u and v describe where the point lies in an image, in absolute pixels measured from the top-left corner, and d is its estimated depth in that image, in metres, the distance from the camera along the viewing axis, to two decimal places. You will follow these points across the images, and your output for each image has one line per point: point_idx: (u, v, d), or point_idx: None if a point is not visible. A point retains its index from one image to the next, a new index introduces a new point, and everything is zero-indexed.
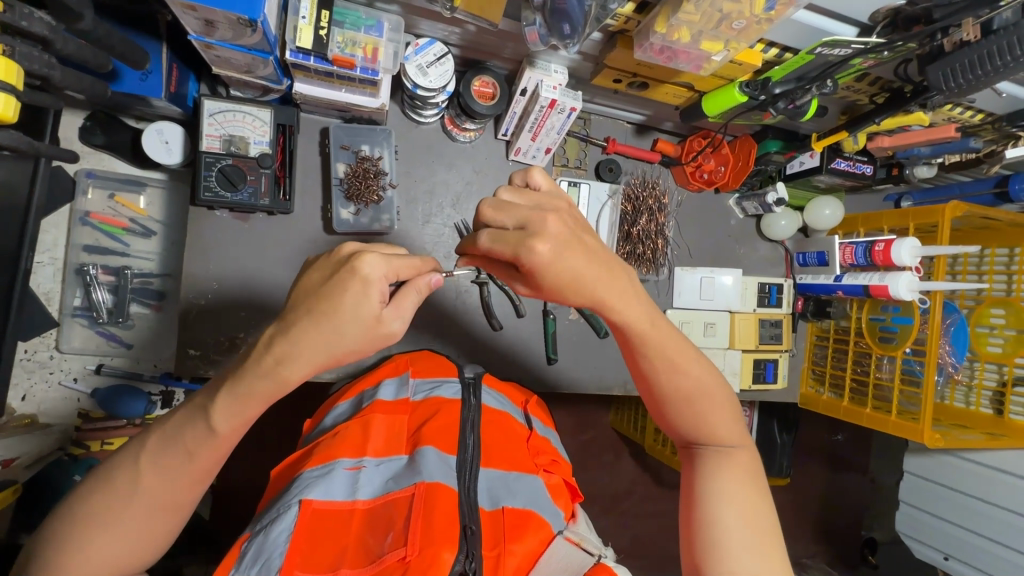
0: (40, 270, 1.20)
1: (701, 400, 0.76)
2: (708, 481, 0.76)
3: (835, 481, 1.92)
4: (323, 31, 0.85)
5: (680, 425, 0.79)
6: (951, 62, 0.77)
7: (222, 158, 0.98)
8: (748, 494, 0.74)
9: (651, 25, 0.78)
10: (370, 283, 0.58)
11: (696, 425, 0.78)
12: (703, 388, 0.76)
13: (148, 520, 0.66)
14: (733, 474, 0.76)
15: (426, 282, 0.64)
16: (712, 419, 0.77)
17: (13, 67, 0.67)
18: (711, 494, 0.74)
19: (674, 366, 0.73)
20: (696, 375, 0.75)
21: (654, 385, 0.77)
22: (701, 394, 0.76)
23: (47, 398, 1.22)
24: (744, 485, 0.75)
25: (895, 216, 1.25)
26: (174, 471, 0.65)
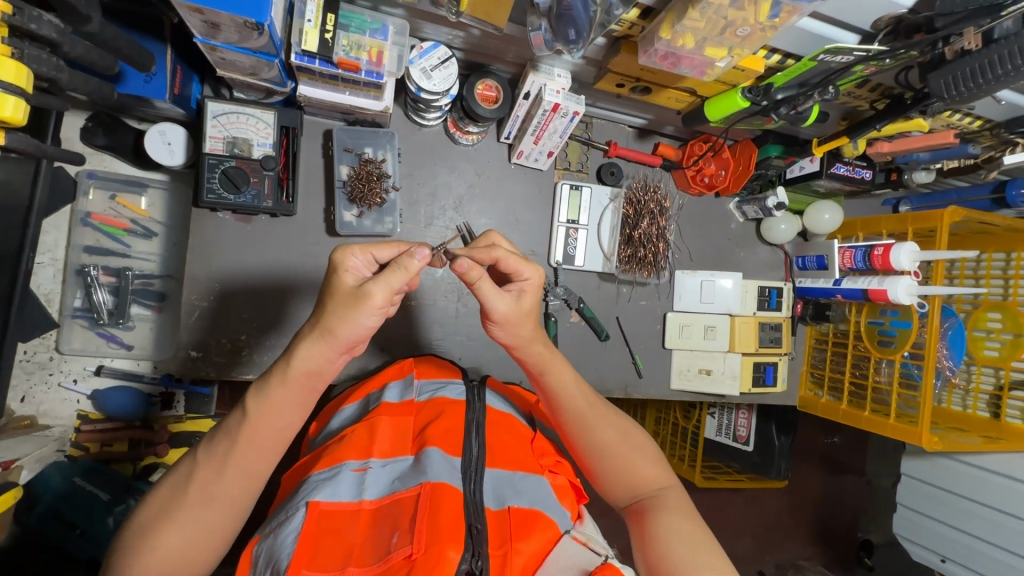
0: (41, 271, 1.21)
1: (620, 445, 0.83)
2: (651, 522, 0.75)
3: (832, 483, 1.93)
4: (328, 34, 0.85)
5: (610, 477, 0.83)
6: (952, 70, 0.78)
7: (225, 160, 0.98)
8: (691, 527, 0.74)
9: (656, 31, 0.78)
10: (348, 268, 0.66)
11: (625, 472, 0.82)
12: (618, 434, 0.84)
13: (192, 527, 0.68)
14: (673, 512, 0.77)
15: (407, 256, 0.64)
16: (636, 462, 0.83)
17: (23, 70, 0.67)
18: (658, 533, 0.74)
19: (586, 412, 0.84)
20: (608, 422, 0.85)
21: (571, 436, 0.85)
22: (618, 439, 0.84)
23: (47, 400, 1.22)
24: (686, 519, 0.75)
25: (893, 221, 1.27)
26: (213, 470, 0.69)
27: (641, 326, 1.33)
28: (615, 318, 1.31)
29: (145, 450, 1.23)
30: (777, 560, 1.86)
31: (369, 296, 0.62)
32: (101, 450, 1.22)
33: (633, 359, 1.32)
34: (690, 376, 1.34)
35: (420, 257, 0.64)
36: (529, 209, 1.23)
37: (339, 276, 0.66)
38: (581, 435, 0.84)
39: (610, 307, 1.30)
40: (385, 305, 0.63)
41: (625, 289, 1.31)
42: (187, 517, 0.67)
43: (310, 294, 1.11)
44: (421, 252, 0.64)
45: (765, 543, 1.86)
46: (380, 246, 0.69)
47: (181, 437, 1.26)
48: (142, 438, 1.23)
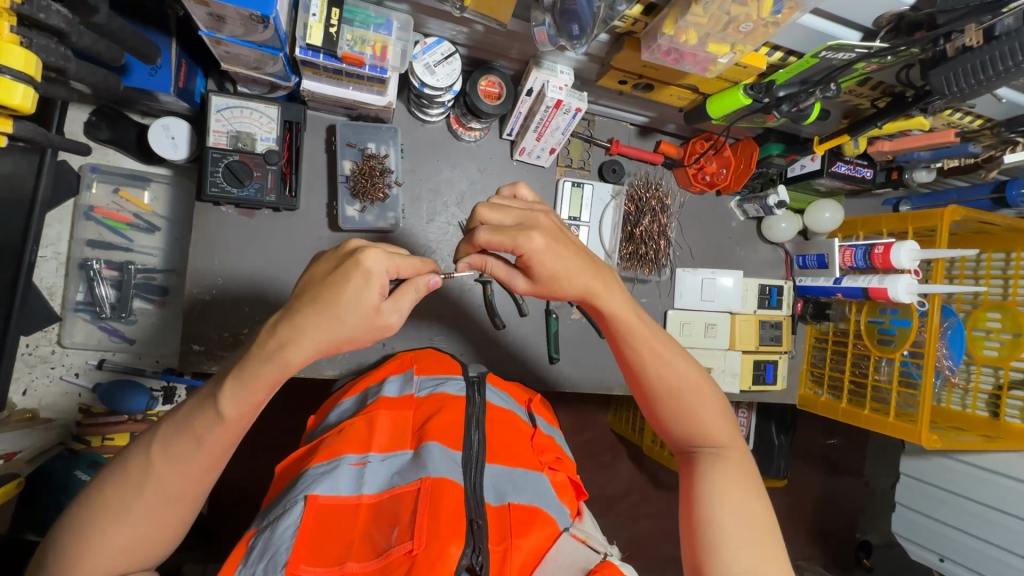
0: (43, 265, 1.20)
1: (689, 398, 0.79)
2: (702, 480, 0.76)
3: (831, 483, 1.93)
4: (333, 29, 0.85)
5: (671, 426, 0.81)
6: (953, 68, 0.79)
7: (229, 154, 0.99)
8: (743, 491, 0.74)
9: (659, 28, 0.79)
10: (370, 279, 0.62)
11: (689, 424, 0.80)
12: (691, 387, 0.80)
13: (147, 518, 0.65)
14: (728, 473, 0.76)
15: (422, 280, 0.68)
16: (700, 417, 0.79)
17: (32, 59, 0.67)
18: (707, 492, 0.74)
19: (659, 362, 0.79)
20: (683, 373, 0.79)
21: (642, 381, 0.81)
22: (689, 391, 0.79)
23: (48, 393, 1.21)
24: (740, 483, 0.75)
25: (893, 220, 1.27)
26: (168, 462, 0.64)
27: None
28: None
29: None
30: None
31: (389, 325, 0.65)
32: (102, 445, 1.19)
33: None
34: None
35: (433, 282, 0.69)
36: None
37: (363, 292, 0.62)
38: (649, 383, 0.80)
39: None
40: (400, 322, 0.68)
41: (626, 286, 1.31)
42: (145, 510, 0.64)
43: None
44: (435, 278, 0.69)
45: None
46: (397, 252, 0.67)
47: None
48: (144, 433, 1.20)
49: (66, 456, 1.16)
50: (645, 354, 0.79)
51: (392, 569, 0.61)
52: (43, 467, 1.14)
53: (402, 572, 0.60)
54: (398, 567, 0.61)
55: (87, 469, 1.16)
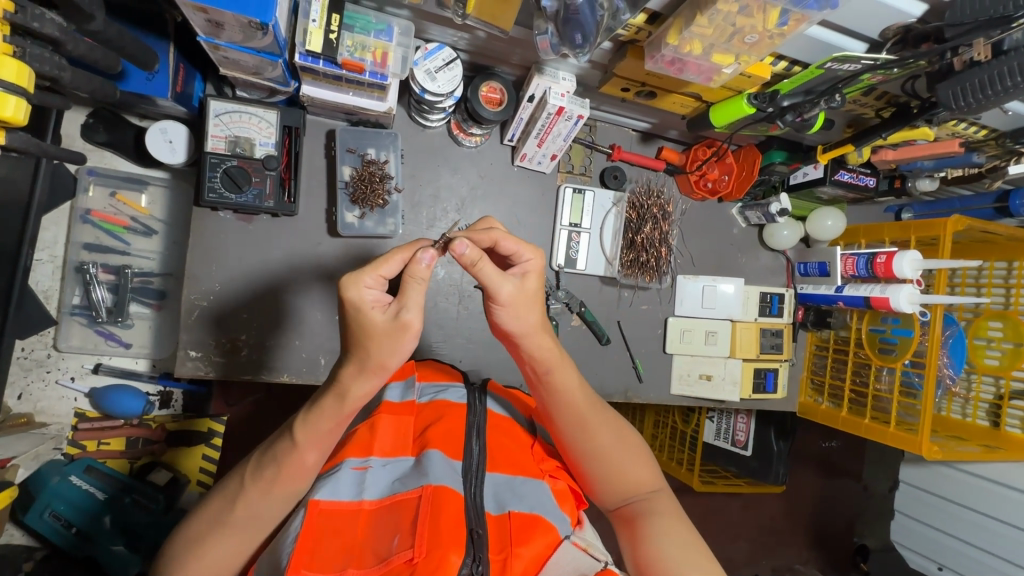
0: (39, 268, 1.19)
1: (616, 455, 0.81)
2: (642, 528, 0.77)
3: (830, 489, 1.93)
4: (333, 35, 0.84)
5: (602, 483, 0.81)
6: (960, 82, 0.78)
7: (227, 159, 0.97)
8: (680, 531, 0.77)
9: (663, 37, 0.78)
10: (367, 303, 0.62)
11: (617, 478, 0.81)
12: (616, 443, 0.81)
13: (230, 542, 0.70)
14: (662, 516, 0.78)
15: (415, 264, 0.62)
16: (628, 469, 0.81)
17: (25, 70, 0.66)
18: (651, 538, 0.76)
19: (589, 420, 0.80)
20: (607, 429, 0.81)
21: (569, 444, 0.81)
22: (614, 447, 0.81)
23: (44, 397, 1.21)
24: (675, 522, 0.78)
25: (896, 229, 1.26)
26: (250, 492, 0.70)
27: (642, 330, 1.33)
28: (616, 322, 1.31)
29: (141, 449, 1.21)
30: (773, 564, 1.86)
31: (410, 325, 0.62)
32: (97, 450, 1.20)
33: (633, 364, 1.31)
34: (691, 381, 1.33)
35: (427, 260, 0.62)
36: (532, 212, 1.23)
37: (365, 314, 0.62)
38: (581, 442, 0.80)
39: (612, 311, 1.30)
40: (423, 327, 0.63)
41: (626, 293, 1.31)
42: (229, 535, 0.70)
43: (311, 295, 1.10)
44: (427, 254, 0.62)
45: (761, 547, 1.87)
46: (385, 263, 0.63)
47: (177, 436, 1.24)
48: (139, 437, 1.22)
49: (61, 460, 1.17)
50: (574, 413, 0.80)
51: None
52: (39, 473, 1.14)
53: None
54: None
55: (82, 474, 1.15)
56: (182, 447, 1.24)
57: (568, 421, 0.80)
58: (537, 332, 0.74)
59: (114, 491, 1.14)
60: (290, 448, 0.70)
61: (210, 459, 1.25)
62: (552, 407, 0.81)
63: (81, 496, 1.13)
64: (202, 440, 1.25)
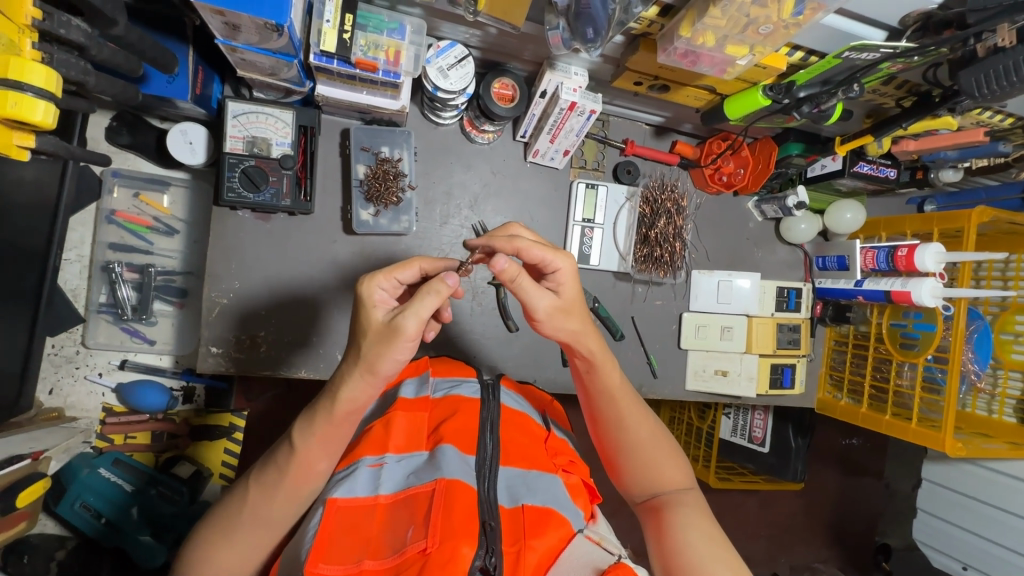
0: (67, 267, 1.23)
1: (650, 445, 0.82)
2: (668, 519, 0.77)
3: (851, 485, 1.90)
4: (347, 34, 0.85)
5: (633, 473, 0.83)
6: (981, 70, 0.76)
7: (245, 159, 1.00)
8: (706, 526, 0.76)
9: (676, 30, 0.77)
10: (374, 302, 0.68)
11: (647, 468, 0.82)
12: (651, 437, 0.83)
13: (242, 546, 0.72)
14: (689, 511, 0.78)
15: (437, 280, 0.64)
16: (659, 463, 0.82)
17: (53, 76, 0.68)
18: (677, 527, 0.76)
19: (624, 408, 0.83)
20: (643, 421, 0.83)
21: (604, 433, 0.84)
22: (648, 438, 0.83)
23: (73, 392, 1.25)
24: (702, 518, 0.77)
25: (918, 221, 1.23)
26: (259, 498, 0.72)
27: (656, 327, 1.32)
28: (630, 317, 1.30)
29: (166, 443, 1.25)
30: (791, 562, 1.85)
31: (401, 330, 0.63)
32: (125, 443, 1.24)
33: (647, 360, 1.31)
34: (705, 377, 1.33)
35: (452, 281, 0.65)
36: (545, 207, 1.23)
37: (369, 312, 0.67)
38: (617, 432, 0.83)
39: (625, 307, 1.30)
40: (417, 335, 0.64)
41: (641, 288, 1.30)
42: (244, 538, 0.72)
43: (326, 292, 1.12)
44: (452, 275, 0.65)
45: (779, 544, 1.85)
46: (400, 269, 0.71)
47: (201, 429, 1.27)
48: (166, 431, 1.25)
49: (90, 453, 1.20)
50: (613, 403, 0.82)
51: (407, 567, 0.62)
52: (70, 465, 1.17)
53: (415, 570, 0.61)
54: (411, 565, 0.61)
55: (110, 467, 1.19)
56: (204, 441, 1.27)
57: (607, 409, 0.83)
58: (584, 334, 0.78)
59: (141, 483, 1.19)
60: (290, 452, 0.72)
61: (232, 453, 1.28)
62: (593, 397, 0.84)
63: (110, 487, 1.17)
64: (223, 434, 1.28)
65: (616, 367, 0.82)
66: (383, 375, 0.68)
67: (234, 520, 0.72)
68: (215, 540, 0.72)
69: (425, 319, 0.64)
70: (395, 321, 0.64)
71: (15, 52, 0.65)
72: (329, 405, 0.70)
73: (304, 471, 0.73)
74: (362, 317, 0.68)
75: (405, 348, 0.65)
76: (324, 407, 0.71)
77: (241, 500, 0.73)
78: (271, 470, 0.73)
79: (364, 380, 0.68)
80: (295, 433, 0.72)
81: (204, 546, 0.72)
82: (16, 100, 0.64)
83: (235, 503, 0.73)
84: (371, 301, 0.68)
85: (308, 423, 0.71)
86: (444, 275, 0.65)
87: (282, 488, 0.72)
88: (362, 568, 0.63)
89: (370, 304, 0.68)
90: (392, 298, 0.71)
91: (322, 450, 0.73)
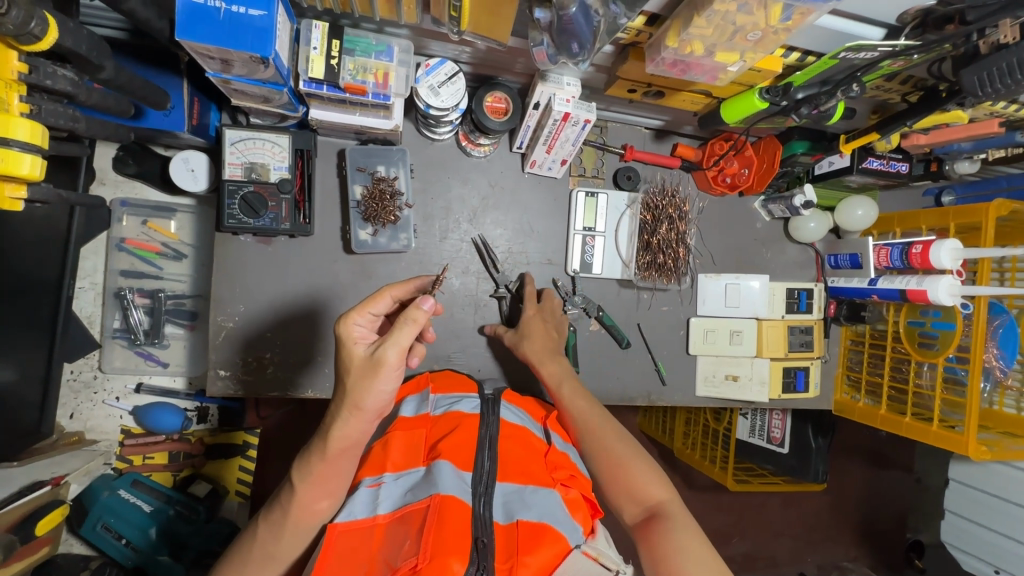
0: (81, 295, 1.27)
1: (632, 468, 0.87)
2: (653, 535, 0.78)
3: (878, 482, 1.85)
4: (334, 60, 0.86)
5: (619, 497, 0.86)
6: (986, 66, 0.73)
7: (244, 185, 1.01)
8: (688, 539, 0.76)
9: (662, 40, 0.76)
10: (352, 338, 0.72)
11: (631, 490, 0.85)
12: (629, 458, 0.88)
13: None
14: (674, 527, 0.78)
15: (413, 308, 0.67)
16: (642, 484, 0.85)
17: (38, 129, 0.69)
18: (662, 542, 0.76)
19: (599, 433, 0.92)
20: (623, 447, 0.89)
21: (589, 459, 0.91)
22: (629, 461, 0.88)
23: (92, 416, 1.29)
24: (688, 534, 0.77)
25: (933, 215, 1.19)
26: (268, 537, 0.75)
27: (664, 333, 1.30)
28: (636, 324, 1.28)
29: (183, 462, 1.30)
30: (818, 562, 1.81)
31: (384, 362, 0.67)
32: (142, 464, 1.29)
33: (655, 366, 1.29)
34: (716, 382, 1.30)
35: (427, 307, 0.68)
36: (545, 217, 1.22)
37: (350, 349, 0.71)
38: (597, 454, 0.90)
39: (631, 314, 1.28)
40: (400, 364, 0.68)
41: (646, 295, 1.28)
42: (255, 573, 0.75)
43: (329, 311, 1.13)
44: (426, 300, 0.68)
45: (804, 545, 1.81)
46: (372, 303, 0.75)
47: (216, 448, 1.33)
48: (181, 450, 1.30)
49: (111, 474, 1.26)
50: (590, 435, 0.92)
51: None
52: (90, 488, 1.21)
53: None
54: None
55: (130, 488, 1.23)
56: (221, 460, 1.33)
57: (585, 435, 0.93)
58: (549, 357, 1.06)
59: (160, 503, 1.22)
60: (290, 491, 0.74)
61: (246, 470, 1.35)
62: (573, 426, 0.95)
63: (131, 509, 1.21)
64: (238, 452, 1.35)
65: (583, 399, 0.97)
66: (370, 410, 0.70)
67: (246, 557, 0.75)
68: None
69: (405, 348, 0.68)
70: (377, 354, 0.67)
71: (3, 108, 0.67)
72: (321, 446, 0.72)
73: (303, 516, 0.74)
74: (344, 355, 0.71)
75: (389, 378, 0.68)
76: (318, 448, 0.73)
77: (251, 537, 0.76)
78: (276, 509, 0.75)
79: (354, 419, 0.69)
80: (295, 475, 0.74)
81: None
82: (2, 155, 0.66)
83: (246, 541, 0.76)
84: (349, 338, 0.71)
85: (308, 461, 0.74)
86: (421, 301, 0.68)
87: (287, 526, 0.74)
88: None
89: (349, 341, 0.71)
90: (370, 333, 0.75)
91: (322, 493, 0.75)
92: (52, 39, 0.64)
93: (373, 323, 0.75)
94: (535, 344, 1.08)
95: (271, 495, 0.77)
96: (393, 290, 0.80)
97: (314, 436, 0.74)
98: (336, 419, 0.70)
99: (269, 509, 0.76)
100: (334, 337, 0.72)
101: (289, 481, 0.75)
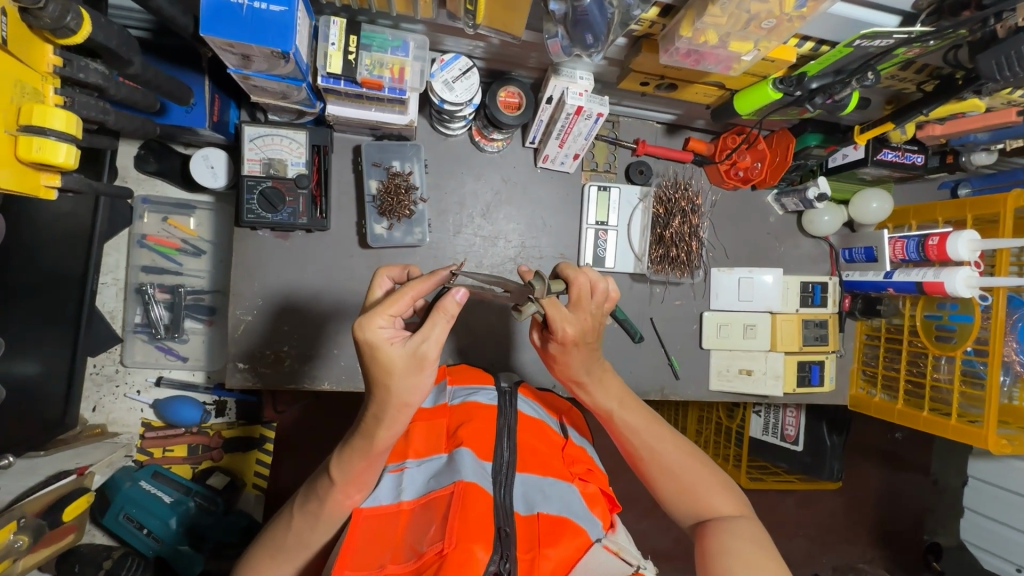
0: (104, 290, 1.30)
1: (685, 472, 0.84)
2: (710, 544, 0.75)
3: (895, 482, 1.83)
4: (351, 56, 0.87)
5: (673, 499, 0.84)
6: (1003, 51, 0.73)
7: (262, 181, 1.03)
8: (749, 549, 0.73)
9: (676, 30, 0.76)
10: (383, 341, 0.66)
11: (687, 494, 0.83)
12: (684, 463, 0.84)
13: (291, 565, 0.78)
14: (732, 535, 0.76)
15: (446, 299, 0.69)
16: (699, 488, 0.82)
17: (74, 119, 0.72)
18: (716, 551, 0.74)
19: (649, 440, 0.86)
20: (676, 450, 0.85)
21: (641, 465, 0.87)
22: (684, 467, 0.84)
23: (114, 409, 1.32)
24: (747, 542, 0.74)
25: (950, 207, 1.18)
26: (303, 527, 0.76)
27: (677, 327, 1.30)
28: (648, 319, 1.29)
29: (201, 454, 1.32)
30: (834, 562, 1.79)
31: (428, 357, 0.68)
32: (163, 456, 1.32)
33: (668, 361, 1.29)
34: (729, 377, 1.30)
35: (459, 297, 0.70)
36: (557, 211, 1.23)
37: (382, 351, 0.67)
38: (651, 461, 0.86)
39: (643, 308, 1.28)
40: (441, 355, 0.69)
41: (658, 289, 1.28)
42: (289, 559, 0.77)
43: (345, 305, 1.14)
44: (459, 291, 0.69)
45: (820, 545, 1.79)
46: (395, 303, 0.68)
47: (235, 441, 1.35)
48: (199, 443, 1.33)
49: (132, 466, 1.28)
50: (641, 444, 0.86)
51: (424, 569, 0.62)
52: (113, 479, 1.24)
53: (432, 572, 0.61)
54: (428, 567, 0.61)
55: (150, 479, 1.25)
56: (239, 452, 1.35)
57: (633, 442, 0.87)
58: (594, 379, 0.90)
59: (180, 494, 1.24)
60: (329, 486, 0.74)
61: (264, 464, 1.37)
62: (620, 436, 0.89)
63: (152, 500, 1.22)
64: (256, 445, 1.37)
65: (631, 407, 0.89)
66: (416, 404, 0.70)
67: (282, 543, 0.77)
68: (263, 564, 0.77)
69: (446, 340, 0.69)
70: (421, 350, 0.67)
71: (40, 100, 0.70)
72: (366, 443, 0.72)
73: (334, 504, 0.75)
74: (375, 358, 0.67)
75: (432, 372, 0.69)
76: (359, 446, 0.72)
77: (285, 527, 0.78)
78: (313, 500, 0.76)
79: (403, 414, 0.70)
80: (334, 462, 0.74)
81: (254, 569, 0.78)
82: (40, 144, 0.68)
83: (282, 529, 0.78)
84: (381, 342, 0.66)
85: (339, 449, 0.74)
86: (453, 292, 0.69)
87: (321, 517, 0.75)
88: (384, 571, 0.63)
89: (384, 343, 0.66)
90: (398, 330, 0.69)
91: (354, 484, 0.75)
92: (86, 33, 0.67)
93: (396, 321, 0.70)
94: (577, 364, 0.89)
95: (309, 484, 0.78)
96: (413, 286, 0.71)
97: (355, 434, 0.73)
98: (383, 418, 0.70)
99: (297, 498, 0.78)
100: (359, 344, 0.66)
101: (328, 472, 0.75)
